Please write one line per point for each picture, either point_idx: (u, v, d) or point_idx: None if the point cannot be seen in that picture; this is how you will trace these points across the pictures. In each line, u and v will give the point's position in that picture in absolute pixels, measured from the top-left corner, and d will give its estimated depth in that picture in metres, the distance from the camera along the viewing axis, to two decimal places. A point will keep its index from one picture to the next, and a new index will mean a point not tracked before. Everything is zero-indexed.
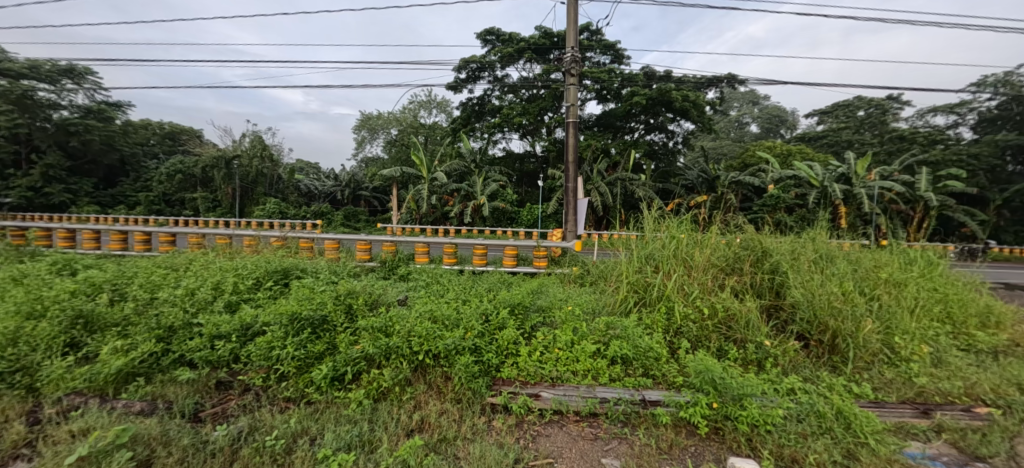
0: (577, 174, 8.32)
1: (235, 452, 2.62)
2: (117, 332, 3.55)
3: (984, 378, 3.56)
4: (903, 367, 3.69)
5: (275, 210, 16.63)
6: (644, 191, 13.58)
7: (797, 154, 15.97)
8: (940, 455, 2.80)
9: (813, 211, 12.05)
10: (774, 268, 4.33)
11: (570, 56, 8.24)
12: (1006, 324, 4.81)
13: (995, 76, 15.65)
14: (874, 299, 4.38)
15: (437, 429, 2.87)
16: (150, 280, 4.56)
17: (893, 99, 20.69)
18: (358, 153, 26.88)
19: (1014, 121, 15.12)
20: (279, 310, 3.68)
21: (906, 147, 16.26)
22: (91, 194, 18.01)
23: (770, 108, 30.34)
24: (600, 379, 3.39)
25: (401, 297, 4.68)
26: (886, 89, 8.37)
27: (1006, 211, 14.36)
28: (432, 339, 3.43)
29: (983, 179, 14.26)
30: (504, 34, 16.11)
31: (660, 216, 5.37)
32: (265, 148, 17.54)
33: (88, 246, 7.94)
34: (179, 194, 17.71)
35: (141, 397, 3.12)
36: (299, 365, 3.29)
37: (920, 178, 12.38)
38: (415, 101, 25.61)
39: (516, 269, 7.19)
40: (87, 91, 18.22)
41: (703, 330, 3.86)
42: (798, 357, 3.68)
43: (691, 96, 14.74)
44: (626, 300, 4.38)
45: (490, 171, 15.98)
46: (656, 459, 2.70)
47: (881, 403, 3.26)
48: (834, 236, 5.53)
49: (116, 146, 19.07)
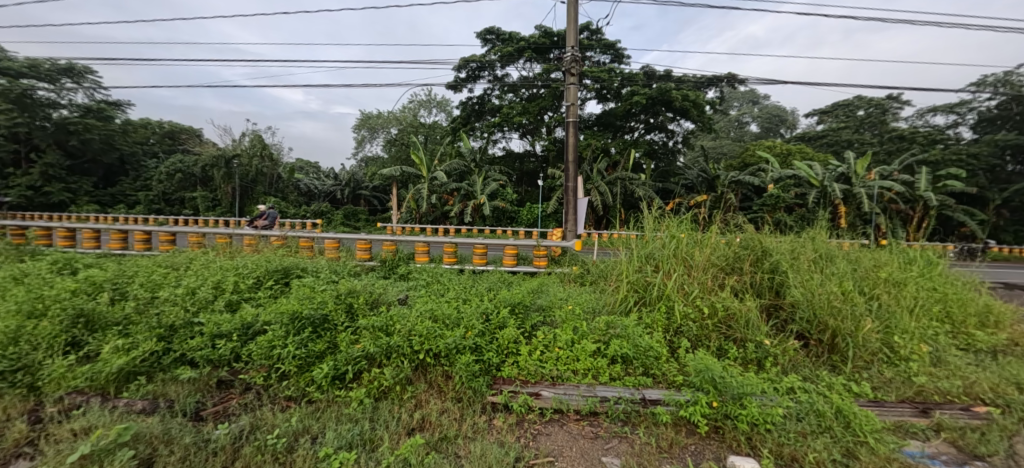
0: (578, 173, 8.28)
1: (237, 450, 2.63)
2: (118, 331, 3.56)
3: (983, 377, 3.57)
4: (902, 366, 3.71)
5: (275, 209, 16.72)
6: (644, 191, 13.68)
7: (797, 154, 15.97)
8: (939, 454, 2.81)
9: (813, 211, 12.07)
10: (774, 267, 4.33)
11: (570, 56, 8.17)
12: (1005, 323, 4.82)
13: (995, 76, 15.72)
14: (874, 299, 4.40)
15: (438, 428, 2.89)
16: (151, 279, 4.58)
17: (892, 98, 20.74)
18: (358, 152, 26.86)
19: (1014, 121, 15.17)
20: (280, 310, 3.70)
21: (906, 147, 16.28)
22: (91, 193, 18.02)
23: (770, 108, 30.42)
24: (600, 378, 3.41)
25: (401, 297, 4.65)
26: (886, 89, 8.35)
27: (1005, 210, 14.42)
28: (434, 338, 3.44)
29: (983, 178, 14.28)
30: (504, 33, 16.17)
31: (659, 215, 5.35)
32: (265, 147, 17.56)
33: (87, 245, 7.94)
34: (178, 193, 17.65)
35: (142, 396, 3.12)
36: (300, 364, 3.30)
37: (920, 178, 12.43)
38: (415, 100, 25.64)
39: (516, 268, 7.19)
40: (86, 89, 18.25)
41: (703, 329, 3.88)
42: (797, 356, 3.70)
43: (691, 96, 14.81)
44: (627, 299, 4.40)
45: (489, 170, 15.96)
46: (656, 458, 2.70)
47: (880, 402, 3.29)
48: (833, 235, 5.52)
49: (116, 145, 19.04)
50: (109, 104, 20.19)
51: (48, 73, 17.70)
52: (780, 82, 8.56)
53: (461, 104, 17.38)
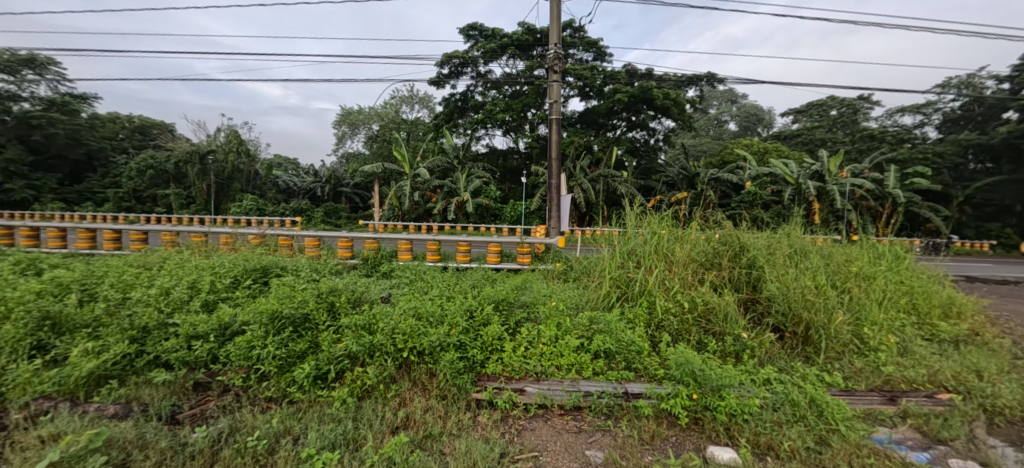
0: (560, 171, 8.30)
1: (215, 453, 2.57)
2: (87, 333, 3.44)
3: (946, 365, 3.74)
4: (872, 357, 3.87)
5: (253, 206, 16.34)
6: (626, 188, 13.88)
7: (773, 152, 16.38)
8: (905, 440, 2.94)
9: (788, 207, 12.40)
10: (751, 262, 4.44)
11: (553, 53, 8.18)
12: (966, 314, 5.06)
13: (959, 78, 16.42)
14: (845, 292, 4.56)
15: (423, 426, 2.88)
16: (122, 279, 4.42)
17: (864, 99, 21.45)
18: (338, 149, 26.38)
19: (976, 121, 15.86)
20: (259, 309, 3.62)
21: (876, 146, 16.87)
22: (55, 190, 17.25)
23: (748, 108, 31.10)
24: (584, 373, 3.45)
25: (384, 294, 4.60)
26: (858, 89, 8.61)
27: (968, 207, 15.10)
28: (418, 336, 3.43)
29: (947, 176, 14.94)
30: (487, 30, 16.07)
31: (641, 212, 5.42)
32: (241, 142, 17.14)
33: (52, 244, 7.60)
34: (150, 190, 17.03)
35: (114, 400, 3.02)
36: (280, 364, 3.24)
37: (889, 176, 12.93)
38: (396, 96, 25.31)
39: (501, 265, 7.18)
40: (50, 81, 17.46)
41: (683, 324, 3.96)
42: (773, 349, 3.82)
43: (672, 94, 15.02)
44: (609, 295, 4.46)
45: (473, 167, 15.97)
46: (638, 449, 2.74)
47: (851, 391, 3.43)
48: (807, 230, 5.70)
49: (83, 140, 18.25)
50: (74, 98, 19.34)
51: (8, 64, 16.85)
52: (758, 82, 8.76)
53: (443, 100, 17.29)
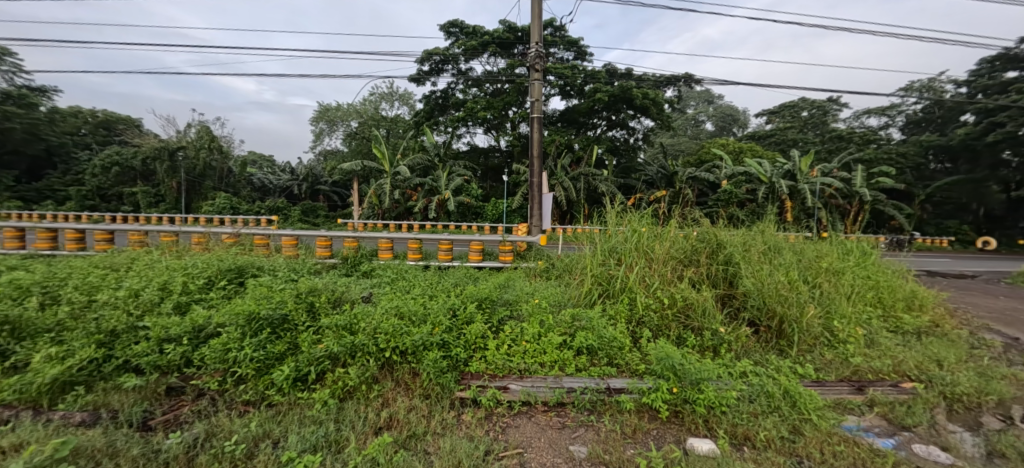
0: (542, 169, 8.35)
1: (191, 459, 2.50)
2: (50, 338, 3.28)
3: (909, 355, 3.93)
4: (840, 349, 4.04)
5: (226, 205, 15.89)
6: (606, 187, 14.06)
7: (748, 152, 16.84)
8: (872, 427, 3.07)
9: (762, 205, 12.79)
10: (728, 259, 4.56)
11: (534, 52, 8.19)
12: (928, 306, 5.32)
13: (921, 82, 17.19)
14: (816, 287, 4.73)
15: (406, 425, 2.86)
16: (87, 281, 4.24)
17: (833, 100, 22.24)
18: (315, 146, 25.82)
19: (936, 123, 16.69)
20: (235, 311, 3.53)
21: (844, 146, 17.54)
22: (12, 188, 16.36)
23: (724, 109, 31.82)
24: (567, 370, 3.49)
25: (365, 294, 4.54)
26: (828, 91, 8.91)
27: (929, 205, 15.86)
28: (400, 336, 3.40)
29: (909, 176, 15.67)
30: (468, 27, 15.97)
31: (621, 209, 5.49)
32: (214, 139, 16.61)
33: (9, 245, 7.22)
34: (116, 188, 16.33)
35: (81, 407, 2.89)
36: (259, 366, 3.16)
37: (856, 175, 13.46)
38: (376, 93, 24.90)
39: (483, 264, 7.16)
40: (5, 73, 16.57)
41: (663, 319, 4.04)
42: (749, 342, 3.94)
43: (651, 94, 15.25)
44: (591, 292, 4.50)
45: (453, 165, 15.88)
46: (621, 443, 2.79)
47: (822, 381, 3.56)
48: (780, 228, 5.88)
49: (42, 136, 17.37)
50: (31, 90, 18.38)
51: None
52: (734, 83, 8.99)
53: (424, 97, 17.15)
